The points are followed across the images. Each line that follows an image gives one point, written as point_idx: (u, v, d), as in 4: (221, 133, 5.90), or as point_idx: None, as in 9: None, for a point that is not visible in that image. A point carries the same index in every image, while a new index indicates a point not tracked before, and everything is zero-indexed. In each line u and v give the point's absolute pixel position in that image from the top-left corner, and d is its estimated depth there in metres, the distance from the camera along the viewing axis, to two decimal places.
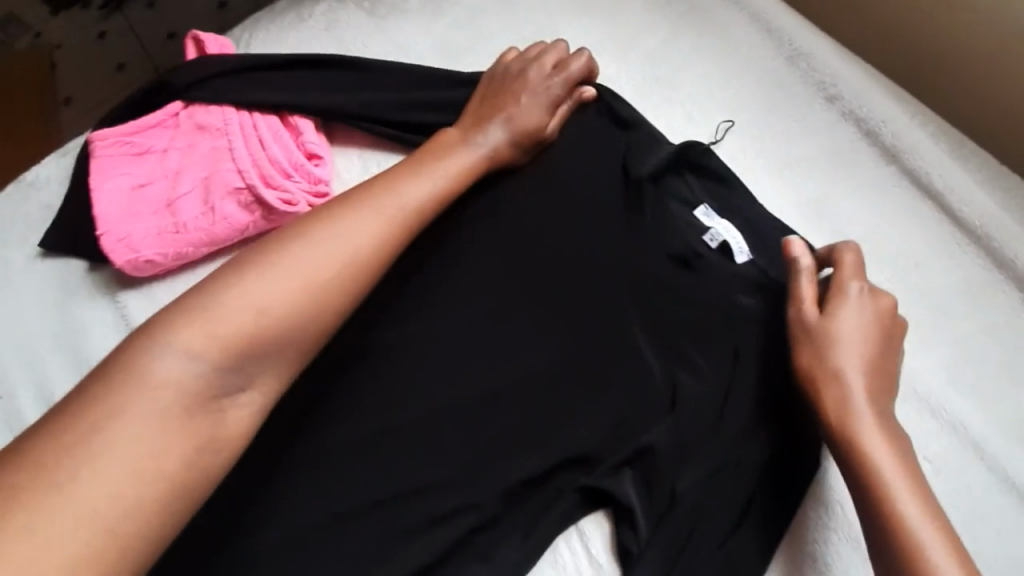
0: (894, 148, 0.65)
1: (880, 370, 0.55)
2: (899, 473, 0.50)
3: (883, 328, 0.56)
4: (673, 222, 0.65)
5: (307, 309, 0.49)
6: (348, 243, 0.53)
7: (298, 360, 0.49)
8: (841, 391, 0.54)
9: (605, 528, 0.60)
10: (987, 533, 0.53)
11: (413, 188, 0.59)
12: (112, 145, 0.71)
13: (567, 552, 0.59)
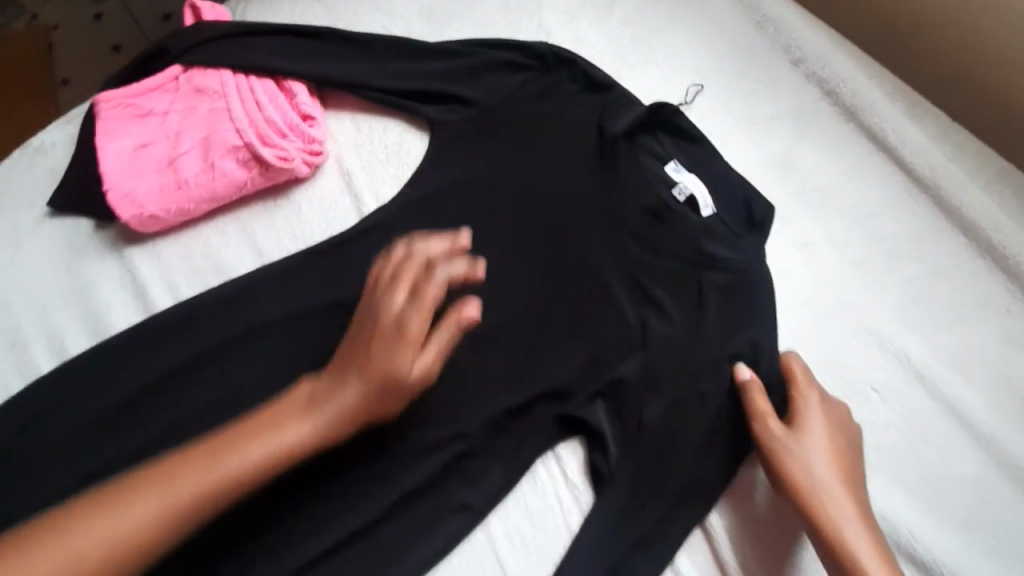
0: (853, 106, 0.69)
1: (842, 459, 0.57)
2: (873, 554, 0.53)
3: (840, 422, 0.59)
4: (645, 177, 0.70)
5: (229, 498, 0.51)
6: (297, 436, 0.53)
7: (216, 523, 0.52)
8: (820, 499, 0.56)
9: (581, 454, 0.65)
10: (926, 451, 0.59)
11: (391, 339, 0.55)
12: (116, 107, 0.74)
13: (544, 475, 0.65)
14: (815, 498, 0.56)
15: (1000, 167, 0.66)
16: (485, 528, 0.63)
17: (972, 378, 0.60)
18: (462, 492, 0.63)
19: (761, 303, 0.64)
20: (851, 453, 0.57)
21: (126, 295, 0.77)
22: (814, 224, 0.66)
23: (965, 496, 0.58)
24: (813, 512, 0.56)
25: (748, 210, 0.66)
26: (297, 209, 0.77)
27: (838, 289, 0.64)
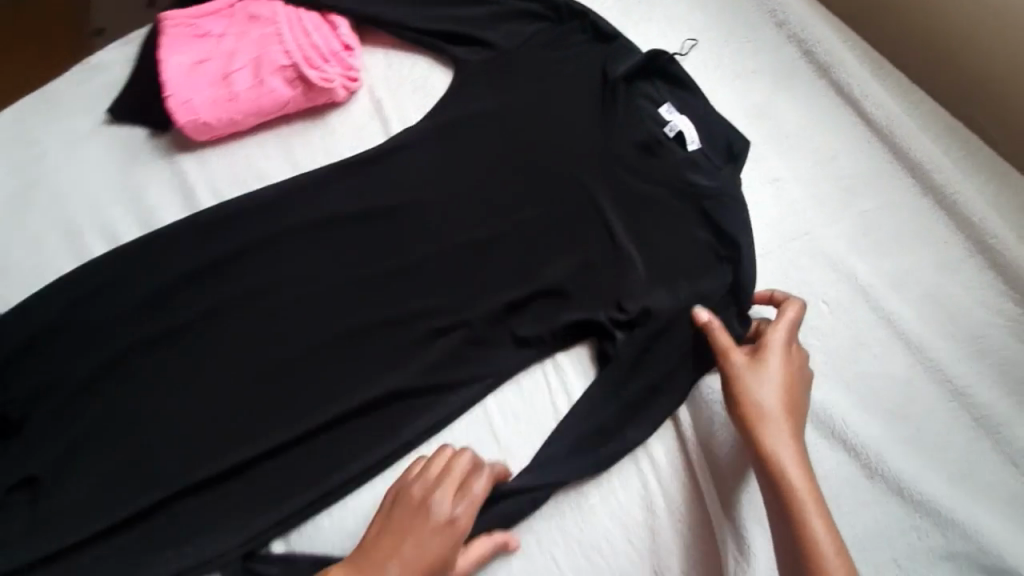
0: (826, 64, 0.79)
1: (791, 393, 0.64)
2: (801, 483, 0.60)
3: (794, 362, 0.66)
4: (640, 116, 0.79)
5: None
6: None
7: None
8: (768, 426, 0.63)
9: (576, 350, 0.76)
10: (863, 355, 0.69)
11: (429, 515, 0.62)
12: (178, 26, 0.84)
13: (539, 366, 0.75)
14: (762, 420, 0.63)
15: (951, 121, 0.75)
16: (483, 403, 0.75)
17: (908, 295, 0.70)
18: (464, 372, 0.74)
19: (737, 226, 0.72)
20: (803, 390, 0.64)
21: (175, 196, 0.87)
22: (784, 163, 0.76)
23: (892, 392, 0.69)
24: (756, 440, 0.62)
25: (728, 145, 0.76)
26: (331, 129, 0.87)
27: (802, 218, 0.74)
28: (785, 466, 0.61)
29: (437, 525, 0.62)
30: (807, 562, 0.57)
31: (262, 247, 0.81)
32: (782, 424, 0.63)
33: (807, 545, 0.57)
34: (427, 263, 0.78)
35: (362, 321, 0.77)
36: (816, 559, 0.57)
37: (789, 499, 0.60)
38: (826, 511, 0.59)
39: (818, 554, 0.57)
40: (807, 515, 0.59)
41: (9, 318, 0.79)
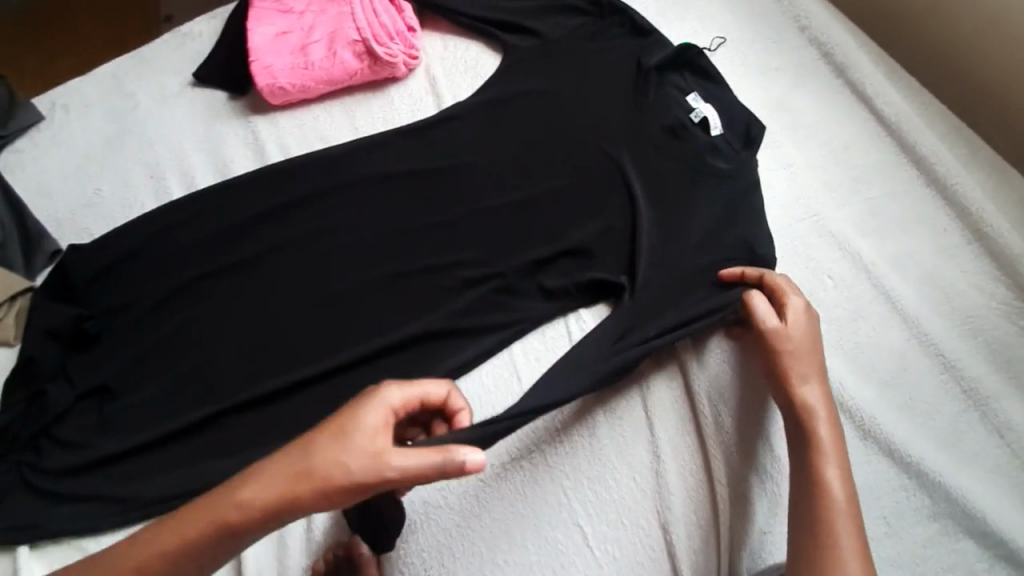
0: (842, 65, 0.87)
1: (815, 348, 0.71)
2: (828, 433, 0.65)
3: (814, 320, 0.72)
4: (669, 102, 0.87)
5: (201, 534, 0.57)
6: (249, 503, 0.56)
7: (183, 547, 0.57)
8: (801, 376, 0.69)
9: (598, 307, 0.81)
10: (863, 325, 0.75)
11: (368, 427, 0.56)
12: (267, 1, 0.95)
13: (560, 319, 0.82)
14: (796, 375, 0.69)
15: (955, 122, 0.82)
16: (511, 348, 0.81)
17: (905, 275, 0.76)
18: (495, 316, 0.81)
19: (750, 202, 0.81)
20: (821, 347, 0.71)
21: (248, 151, 0.97)
22: (798, 151, 0.84)
23: (886, 362, 0.74)
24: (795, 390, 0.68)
25: (746, 130, 0.84)
26: (390, 101, 0.97)
27: (811, 200, 0.81)
28: (816, 419, 0.66)
29: (373, 429, 0.56)
30: (819, 509, 0.61)
31: (323, 197, 0.90)
32: (812, 375, 0.69)
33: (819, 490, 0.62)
34: (468, 220, 0.87)
35: (406, 265, 0.85)
36: (824, 505, 0.61)
37: (812, 452, 0.65)
38: (845, 466, 0.64)
39: (830, 504, 0.61)
40: (825, 467, 0.63)
41: (96, 243, 0.88)
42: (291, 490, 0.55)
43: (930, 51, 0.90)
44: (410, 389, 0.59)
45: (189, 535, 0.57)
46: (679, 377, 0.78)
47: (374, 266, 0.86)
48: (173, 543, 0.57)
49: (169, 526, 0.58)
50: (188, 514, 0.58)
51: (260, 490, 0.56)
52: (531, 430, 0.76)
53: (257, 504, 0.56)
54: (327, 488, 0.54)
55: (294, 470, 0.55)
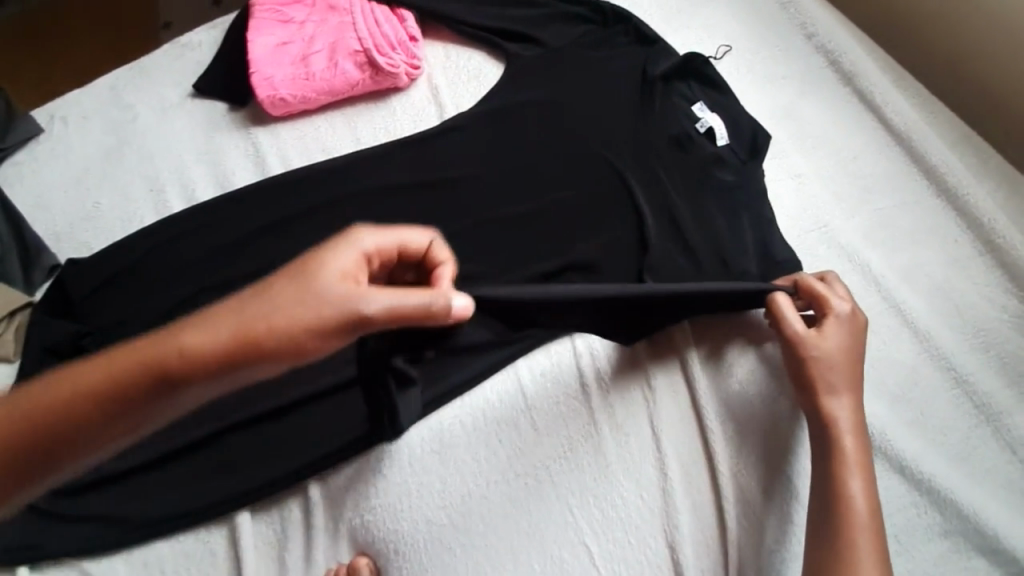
0: (851, 73, 0.85)
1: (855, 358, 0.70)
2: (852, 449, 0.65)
3: (861, 333, 0.71)
4: (675, 112, 0.86)
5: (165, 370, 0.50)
6: (213, 336, 0.50)
7: (124, 396, 0.50)
8: (832, 385, 0.68)
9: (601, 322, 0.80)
10: (873, 338, 0.73)
11: (352, 257, 0.54)
12: (267, 11, 0.94)
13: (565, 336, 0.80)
14: (824, 385, 0.68)
15: (966, 130, 0.81)
16: (516, 365, 0.80)
17: (916, 288, 0.75)
18: (500, 330, 0.79)
19: (758, 214, 0.80)
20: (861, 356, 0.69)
21: (248, 163, 0.96)
22: (806, 161, 0.82)
23: (897, 377, 0.72)
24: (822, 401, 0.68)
25: (753, 139, 0.83)
26: (392, 111, 0.95)
27: (820, 211, 0.80)
28: (840, 432, 0.66)
29: (326, 270, 0.53)
30: (840, 527, 0.61)
31: (325, 209, 0.89)
32: (848, 385, 0.68)
33: (843, 506, 0.62)
34: (472, 232, 0.86)
35: None
36: (846, 520, 0.61)
37: (836, 465, 0.65)
38: (870, 482, 0.64)
39: (851, 521, 0.61)
40: (849, 481, 0.63)
41: (95, 257, 0.87)
42: (243, 331, 0.50)
43: (939, 58, 0.89)
44: (384, 232, 0.58)
45: (126, 359, 0.50)
46: (687, 393, 0.77)
47: None
48: (92, 398, 0.49)
49: (85, 370, 0.50)
50: (113, 363, 0.50)
51: (209, 326, 0.51)
52: (536, 445, 0.76)
53: (202, 342, 0.50)
54: (288, 324, 0.51)
55: (253, 310, 0.51)
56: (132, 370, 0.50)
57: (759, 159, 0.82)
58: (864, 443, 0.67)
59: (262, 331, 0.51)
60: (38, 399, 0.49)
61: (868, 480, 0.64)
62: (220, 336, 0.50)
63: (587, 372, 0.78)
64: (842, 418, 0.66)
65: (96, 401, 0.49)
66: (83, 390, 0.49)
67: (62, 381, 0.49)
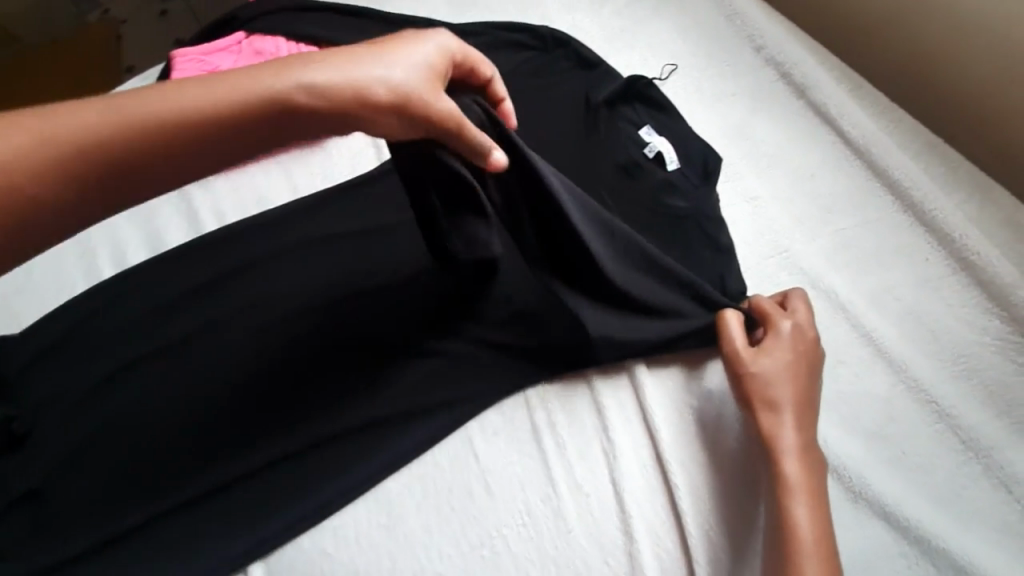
0: (803, 85, 0.81)
1: (804, 371, 0.64)
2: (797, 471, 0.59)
3: (810, 346, 0.65)
4: (620, 138, 0.81)
5: (239, 112, 0.49)
6: (301, 79, 0.49)
7: (197, 135, 0.49)
8: (774, 401, 0.62)
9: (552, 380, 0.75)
10: (845, 372, 0.67)
11: (416, 50, 0.54)
12: (190, 61, 0.89)
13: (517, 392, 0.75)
14: (764, 400, 0.63)
15: (930, 138, 0.76)
16: (466, 425, 0.75)
17: (886, 312, 0.69)
18: (452, 389, 0.75)
19: (714, 243, 0.74)
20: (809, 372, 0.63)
21: (181, 220, 0.92)
22: (762, 182, 0.77)
23: (871, 412, 0.66)
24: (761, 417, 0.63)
25: (704, 163, 0.78)
26: (329, 155, 0.92)
27: (779, 235, 0.74)
28: (782, 453, 0.60)
29: (390, 43, 0.54)
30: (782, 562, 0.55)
31: (261, 265, 0.84)
32: (794, 398, 0.63)
33: (789, 537, 0.56)
34: (415, 280, 0.80)
35: (351, 334, 0.79)
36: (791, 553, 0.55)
37: (780, 490, 0.59)
38: (817, 508, 0.57)
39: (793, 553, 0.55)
40: (791, 507, 0.57)
41: (22, 333, 0.82)
42: (263, 103, 0.49)
43: (896, 63, 0.84)
44: (399, 41, 0.54)
45: (137, 116, 0.47)
46: (649, 444, 0.71)
47: (315, 337, 0.79)
48: (110, 133, 0.46)
49: (102, 111, 0.47)
50: (128, 107, 0.47)
51: (212, 114, 0.48)
52: (491, 511, 0.70)
53: (218, 124, 0.49)
54: (309, 104, 0.50)
55: (268, 84, 0.49)
56: (149, 137, 0.47)
57: (713, 184, 0.77)
58: (815, 467, 0.60)
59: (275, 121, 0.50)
60: (73, 134, 0.46)
61: (817, 502, 0.58)
62: (231, 128, 0.49)
63: (541, 428, 0.73)
64: (784, 436, 0.60)
65: (108, 145, 0.47)
66: (95, 125, 0.47)
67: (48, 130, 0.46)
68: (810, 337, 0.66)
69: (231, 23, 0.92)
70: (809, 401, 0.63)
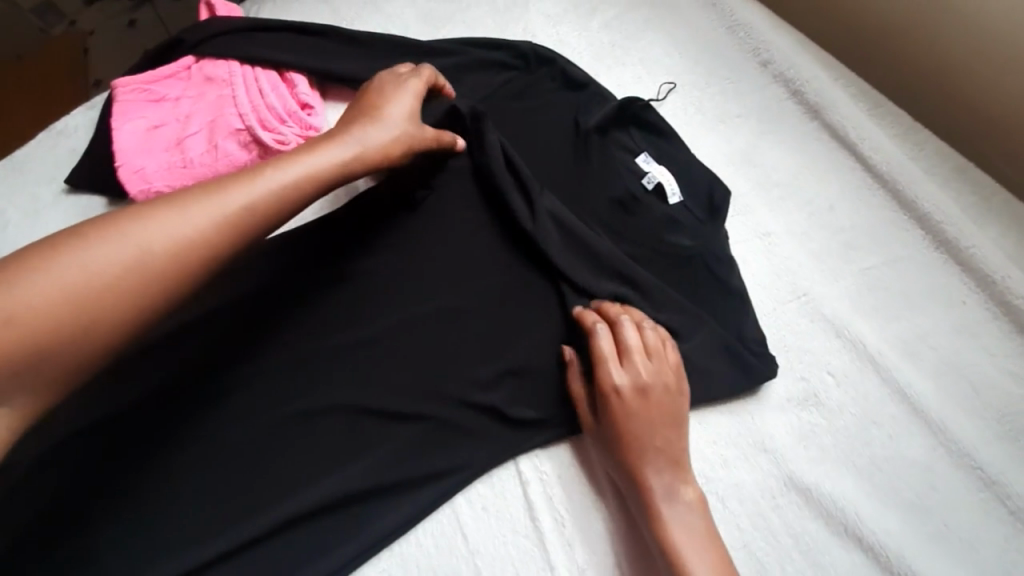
0: (817, 104, 0.73)
1: (626, 419, 0.61)
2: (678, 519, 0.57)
3: (631, 393, 0.61)
4: (616, 168, 0.72)
5: (269, 208, 0.52)
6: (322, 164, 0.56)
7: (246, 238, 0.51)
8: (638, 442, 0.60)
9: (549, 452, 0.67)
10: (879, 435, 0.60)
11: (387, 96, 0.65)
12: (133, 92, 0.80)
13: (510, 465, 0.67)
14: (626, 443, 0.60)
15: (960, 162, 0.68)
16: (452, 500, 0.66)
17: (922, 364, 0.62)
18: (437, 460, 0.66)
19: (724, 286, 0.66)
20: (673, 411, 0.61)
21: None
22: (774, 216, 0.70)
23: (909, 479, 0.59)
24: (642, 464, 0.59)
25: (710, 195, 0.70)
26: None
27: (797, 276, 0.67)
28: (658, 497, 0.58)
29: (373, 102, 0.64)
30: None
31: (213, 325, 0.69)
32: (635, 440, 0.60)
33: None
34: (393, 332, 0.70)
35: (319, 400, 0.67)
36: None
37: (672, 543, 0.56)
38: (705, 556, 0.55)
39: None
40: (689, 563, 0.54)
41: None
42: (281, 196, 0.53)
43: (909, 78, 0.78)
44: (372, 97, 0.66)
45: (151, 242, 0.47)
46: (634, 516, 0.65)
47: (277, 405, 0.67)
48: (137, 266, 0.46)
49: (112, 247, 0.45)
50: (134, 236, 0.46)
51: (231, 222, 0.49)
52: None
53: (240, 230, 0.50)
54: (321, 183, 0.55)
55: (277, 179, 0.53)
56: (177, 260, 0.47)
57: (722, 221, 0.69)
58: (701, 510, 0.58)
59: (289, 212, 0.53)
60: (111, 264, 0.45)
61: (675, 508, 0.57)
62: (251, 234, 0.51)
63: (538, 509, 0.64)
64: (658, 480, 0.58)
65: (140, 278, 0.46)
66: (117, 259, 0.45)
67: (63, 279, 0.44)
68: (633, 385, 0.61)
69: (180, 47, 0.83)
70: (648, 443, 0.60)
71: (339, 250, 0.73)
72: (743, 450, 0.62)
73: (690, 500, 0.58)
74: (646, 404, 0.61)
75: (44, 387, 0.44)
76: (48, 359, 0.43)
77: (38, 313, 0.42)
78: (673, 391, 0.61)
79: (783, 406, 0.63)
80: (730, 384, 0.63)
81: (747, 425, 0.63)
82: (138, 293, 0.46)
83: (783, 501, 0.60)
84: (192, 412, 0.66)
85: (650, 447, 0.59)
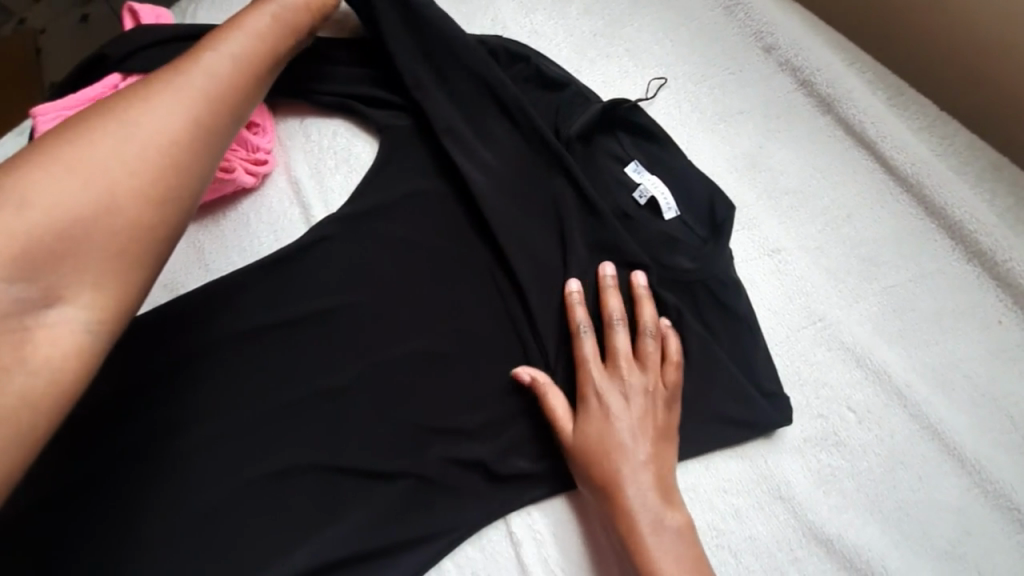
0: (830, 96, 0.64)
1: (612, 432, 0.55)
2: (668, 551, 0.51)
3: (621, 403, 0.56)
4: (602, 181, 0.64)
5: (230, 88, 0.51)
6: (247, 44, 0.55)
7: (226, 115, 0.50)
8: (620, 467, 0.54)
9: (546, 507, 0.62)
10: (908, 476, 0.54)
11: None
12: (52, 120, 0.67)
13: (501, 522, 0.61)
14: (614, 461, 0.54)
15: (993, 158, 0.60)
16: (439, 565, 0.60)
17: (955, 396, 0.56)
18: (424, 521, 0.60)
19: (731, 313, 0.59)
20: (665, 428, 0.56)
21: None
22: (784, 228, 0.62)
23: (940, 524, 0.53)
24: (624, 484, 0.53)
25: (710, 210, 0.62)
26: (244, 223, 0.71)
27: (812, 299, 0.59)
28: (640, 530, 0.51)
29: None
30: None
31: (151, 388, 0.60)
32: (622, 459, 0.54)
33: None
34: (364, 379, 0.63)
35: (288, 460, 0.60)
36: None
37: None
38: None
39: None
40: None
41: None
42: (225, 74, 0.52)
43: (929, 57, 0.66)
44: None
45: (138, 145, 0.44)
46: None
47: (238, 468, 0.60)
48: (147, 156, 0.44)
49: (91, 152, 0.42)
50: (101, 138, 0.43)
51: (200, 113, 0.48)
52: None
53: (213, 118, 0.49)
54: (254, 70, 0.55)
55: (212, 59, 0.52)
56: (174, 159, 0.45)
57: (729, 246, 0.61)
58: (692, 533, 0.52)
59: (246, 100, 0.53)
60: (123, 159, 0.43)
61: (659, 530, 0.51)
62: (225, 116, 0.50)
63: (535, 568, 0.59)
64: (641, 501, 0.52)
65: (151, 169, 0.44)
66: (108, 160, 0.43)
67: (49, 195, 0.40)
68: (619, 397, 0.57)
69: (104, 64, 0.71)
70: (632, 461, 0.54)
71: (296, 291, 0.64)
72: (757, 499, 0.55)
73: (677, 526, 0.52)
74: (639, 416, 0.56)
75: (94, 294, 0.40)
76: (94, 251, 0.41)
77: (43, 232, 0.39)
78: (665, 404, 0.56)
79: (800, 447, 0.56)
80: (741, 425, 0.57)
81: (759, 470, 0.56)
82: (163, 176, 0.44)
83: (803, 553, 0.54)
84: (148, 487, 0.58)
85: (630, 465, 0.54)
